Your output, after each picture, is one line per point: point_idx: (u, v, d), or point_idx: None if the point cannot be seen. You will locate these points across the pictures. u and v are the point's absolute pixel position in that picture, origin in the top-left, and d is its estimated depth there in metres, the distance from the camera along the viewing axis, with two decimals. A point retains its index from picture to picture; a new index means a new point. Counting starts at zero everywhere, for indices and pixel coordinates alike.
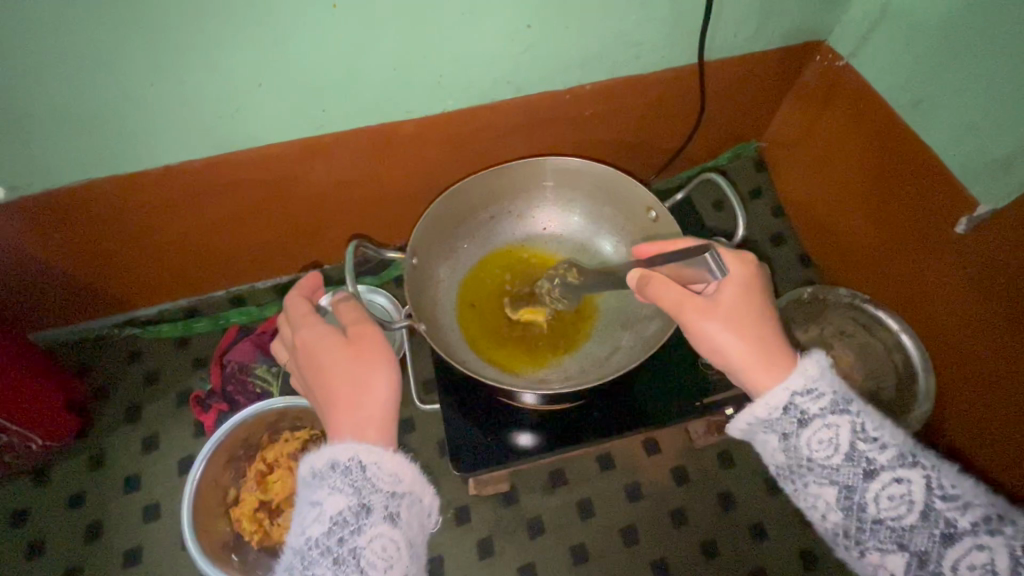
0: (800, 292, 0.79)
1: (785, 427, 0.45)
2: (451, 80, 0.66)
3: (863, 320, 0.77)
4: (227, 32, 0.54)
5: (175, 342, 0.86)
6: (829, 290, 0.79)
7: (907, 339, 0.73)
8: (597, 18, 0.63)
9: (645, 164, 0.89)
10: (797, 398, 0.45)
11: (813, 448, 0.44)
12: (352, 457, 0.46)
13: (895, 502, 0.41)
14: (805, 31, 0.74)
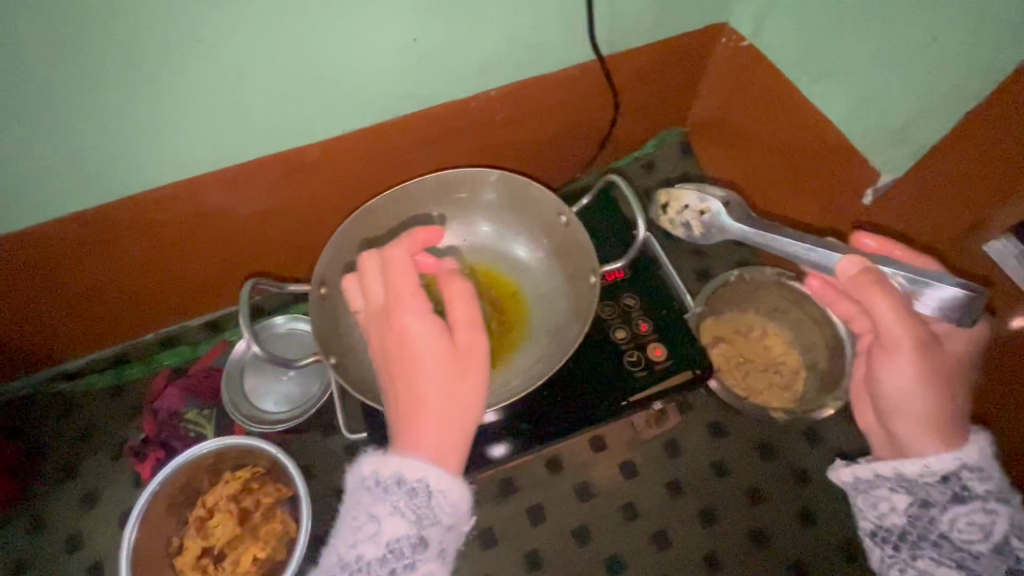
0: (729, 276, 0.81)
1: (936, 495, 0.50)
2: (346, 100, 0.64)
3: (791, 297, 0.79)
4: (92, 75, 0.51)
5: (108, 391, 0.83)
6: (756, 270, 0.81)
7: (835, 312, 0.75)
8: (486, 22, 0.62)
9: (569, 161, 0.88)
10: (965, 471, 0.50)
11: (959, 526, 0.48)
12: (422, 480, 0.44)
13: None
14: (703, 15, 0.73)
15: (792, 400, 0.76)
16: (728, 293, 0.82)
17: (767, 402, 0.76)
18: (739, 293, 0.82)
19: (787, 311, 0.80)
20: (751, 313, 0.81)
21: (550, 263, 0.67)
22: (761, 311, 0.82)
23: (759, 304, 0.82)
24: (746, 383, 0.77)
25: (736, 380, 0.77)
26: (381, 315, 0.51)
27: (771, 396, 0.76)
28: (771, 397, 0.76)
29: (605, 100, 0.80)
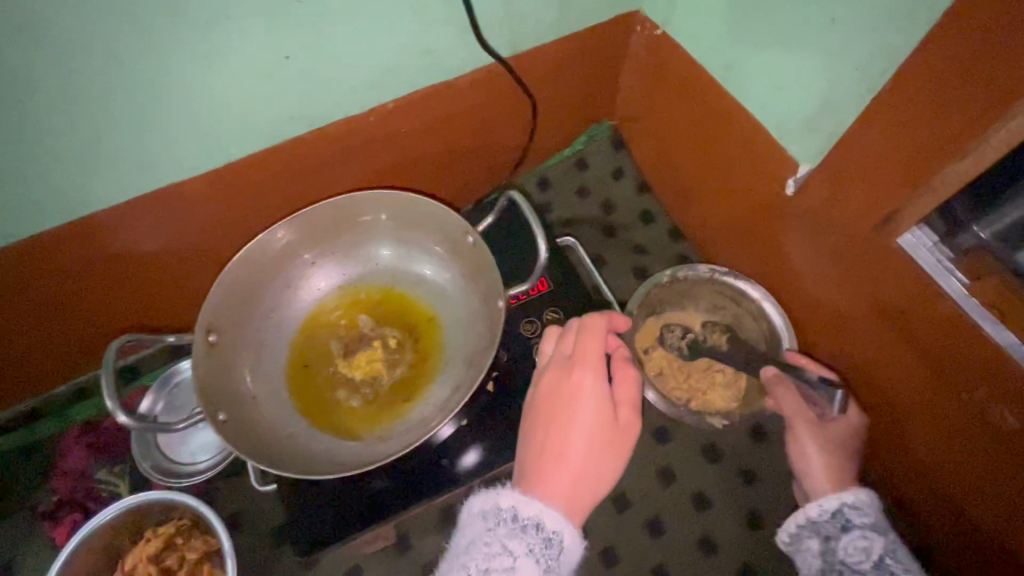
0: (661, 277, 0.76)
1: (829, 529, 0.53)
2: (226, 128, 0.58)
3: (727, 292, 0.75)
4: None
5: (17, 454, 0.75)
6: (689, 267, 0.76)
7: (770, 308, 0.72)
8: (370, 32, 0.56)
9: (492, 166, 0.84)
10: (847, 510, 0.53)
11: (848, 552, 0.50)
12: (558, 533, 0.44)
13: None
14: (611, 6, 0.70)
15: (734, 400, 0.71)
16: (662, 293, 0.77)
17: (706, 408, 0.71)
18: (674, 292, 0.77)
19: (726, 308, 0.76)
20: (688, 311, 0.77)
21: (463, 284, 0.63)
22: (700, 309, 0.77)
23: (695, 301, 0.77)
24: (685, 387, 0.72)
25: (674, 385, 0.72)
26: (562, 365, 0.52)
27: (711, 399, 0.71)
28: (712, 399, 0.71)
29: (519, 100, 0.75)
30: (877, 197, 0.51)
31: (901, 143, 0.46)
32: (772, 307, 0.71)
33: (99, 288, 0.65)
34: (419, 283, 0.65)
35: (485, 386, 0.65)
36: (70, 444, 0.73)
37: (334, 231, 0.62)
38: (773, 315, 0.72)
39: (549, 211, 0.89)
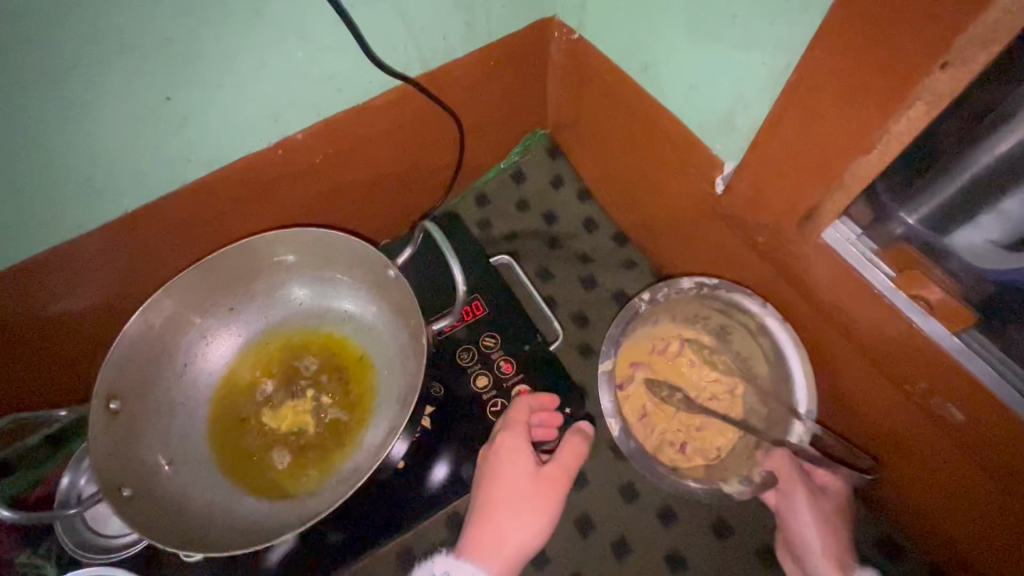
0: (634, 307, 0.65)
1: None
2: (110, 180, 0.54)
3: (720, 305, 0.65)
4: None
5: None
6: (663, 287, 0.66)
7: (771, 323, 0.61)
8: (259, 65, 0.52)
9: (424, 186, 0.81)
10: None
11: None
12: None
13: None
14: (523, 13, 0.67)
15: (741, 463, 0.63)
16: (640, 320, 0.67)
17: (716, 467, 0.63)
18: (655, 313, 0.68)
19: (711, 317, 0.68)
20: (663, 327, 0.69)
21: (392, 317, 0.60)
22: (683, 317, 0.69)
23: (674, 313, 0.69)
24: (677, 437, 0.64)
25: (664, 435, 0.65)
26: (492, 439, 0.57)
27: (709, 442, 0.64)
28: (709, 441, 0.64)
29: (440, 119, 0.73)
30: (799, 192, 0.49)
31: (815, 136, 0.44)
32: (778, 325, 0.60)
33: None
34: (347, 320, 0.62)
35: (422, 420, 0.62)
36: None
37: (244, 277, 0.58)
38: (777, 331, 0.61)
39: (490, 226, 0.87)
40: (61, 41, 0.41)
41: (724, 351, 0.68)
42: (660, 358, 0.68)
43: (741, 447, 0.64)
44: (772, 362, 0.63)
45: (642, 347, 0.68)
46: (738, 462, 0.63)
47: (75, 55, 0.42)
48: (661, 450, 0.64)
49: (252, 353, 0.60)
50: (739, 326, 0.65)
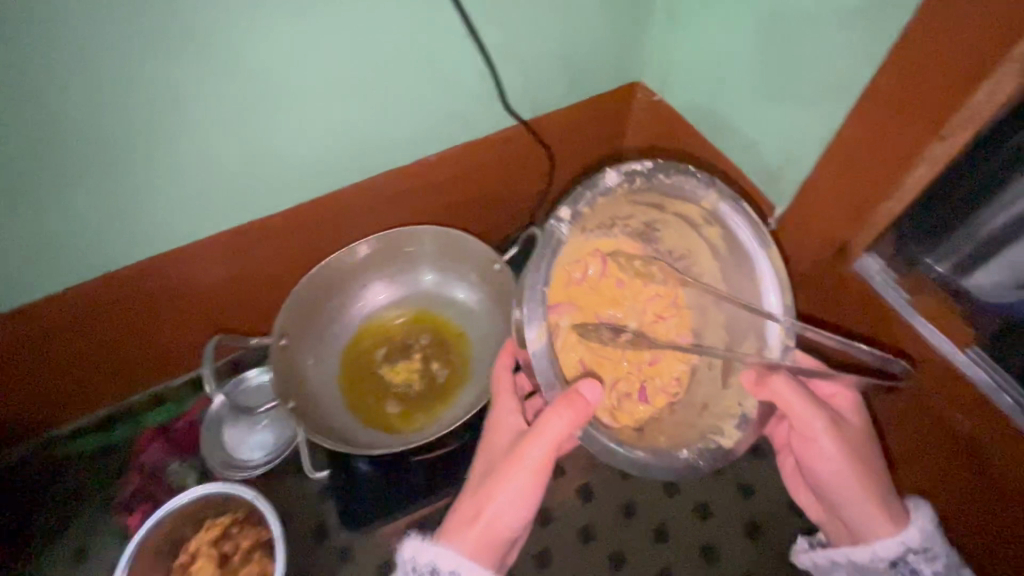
0: (553, 236, 0.55)
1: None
2: (301, 174, 0.73)
3: (657, 194, 0.61)
4: (58, 168, 0.58)
5: (99, 451, 0.88)
6: (581, 195, 0.57)
7: (728, 212, 0.60)
8: (418, 98, 0.71)
9: (515, 214, 0.96)
10: (911, 555, 0.57)
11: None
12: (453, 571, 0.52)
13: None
14: (615, 76, 0.84)
15: (716, 387, 0.63)
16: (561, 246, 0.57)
17: (686, 414, 0.63)
18: (573, 234, 0.58)
19: (632, 219, 0.63)
20: (605, 235, 0.62)
21: (491, 306, 0.75)
22: (617, 222, 0.63)
23: (609, 216, 0.62)
24: (634, 392, 0.61)
25: (618, 394, 0.61)
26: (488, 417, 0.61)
27: (658, 387, 0.63)
28: (658, 376, 0.63)
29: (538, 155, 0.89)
30: None
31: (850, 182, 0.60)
32: (731, 207, 0.60)
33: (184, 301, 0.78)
34: (452, 305, 0.76)
35: None
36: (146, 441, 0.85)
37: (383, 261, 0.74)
38: (730, 216, 0.60)
39: None
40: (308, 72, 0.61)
41: (645, 244, 0.66)
42: (596, 277, 0.62)
43: (698, 365, 0.64)
44: (722, 250, 0.64)
45: (581, 290, 0.61)
46: (731, 398, 0.61)
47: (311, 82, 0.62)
48: (630, 407, 0.60)
49: (382, 325, 0.76)
50: (674, 215, 0.63)
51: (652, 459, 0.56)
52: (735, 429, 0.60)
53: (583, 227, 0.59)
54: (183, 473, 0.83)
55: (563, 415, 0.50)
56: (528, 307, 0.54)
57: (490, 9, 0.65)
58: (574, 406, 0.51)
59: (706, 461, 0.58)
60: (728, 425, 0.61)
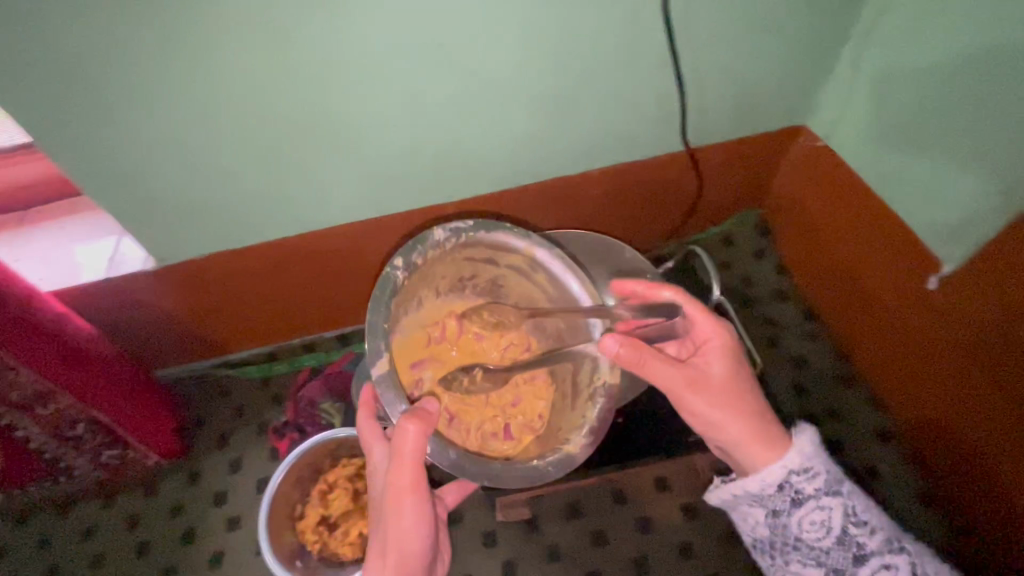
0: (389, 279, 0.62)
1: (779, 505, 0.62)
2: (486, 172, 0.82)
3: (485, 247, 0.67)
4: (314, 144, 0.71)
5: (258, 380, 1.03)
6: (414, 248, 0.63)
7: (539, 257, 0.68)
8: (605, 119, 0.78)
9: (654, 231, 1.02)
10: (794, 476, 0.62)
11: (804, 527, 0.61)
12: None
13: (816, 526, 0.61)
14: (785, 120, 0.88)
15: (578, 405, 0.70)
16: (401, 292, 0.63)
17: (547, 438, 0.71)
18: (411, 279, 0.65)
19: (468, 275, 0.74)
20: (427, 291, 0.72)
21: None
22: (446, 281, 0.73)
23: (438, 274, 0.70)
24: (497, 425, 0.74)
25: (479, 433, 0.72)
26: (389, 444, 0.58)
27: (524, 424, 0.75)
28: (530, 414, 0.76)
29: (691, 183, 0.94)
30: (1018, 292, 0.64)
31: (1021, 310, 0.64)
32: (546, 252, 0.67)
33: (360, 261, 0.92)
34: None
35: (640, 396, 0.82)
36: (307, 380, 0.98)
37: None
38: (548, 260, 0.68)
39: None
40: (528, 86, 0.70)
41: (493, 292, 0.78)
42: (471, 329, 0.77)
43: (556, 399, 0.75)
44: (554, 291, 0.71)
45: (422, 340, 0.75)
46: (576, 414, 0.69)
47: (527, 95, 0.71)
48: (491, 444, 0.72)
49: (417, 334, 0.74)
50: (509, 265, 0.71)
51: (507, 470, 0.61)
52: (580, 437, 0.66)
53: (438, 292, 0.73)
54: (332, 414, 0.96)
55: (409, 428, 0.56)
56: (370, 344, 0.59)
57: (691, 53, 0.71)
58: (416, 419, 0.57)
59: (556, 468, 0.64)
60: (574, 435, 0.67)
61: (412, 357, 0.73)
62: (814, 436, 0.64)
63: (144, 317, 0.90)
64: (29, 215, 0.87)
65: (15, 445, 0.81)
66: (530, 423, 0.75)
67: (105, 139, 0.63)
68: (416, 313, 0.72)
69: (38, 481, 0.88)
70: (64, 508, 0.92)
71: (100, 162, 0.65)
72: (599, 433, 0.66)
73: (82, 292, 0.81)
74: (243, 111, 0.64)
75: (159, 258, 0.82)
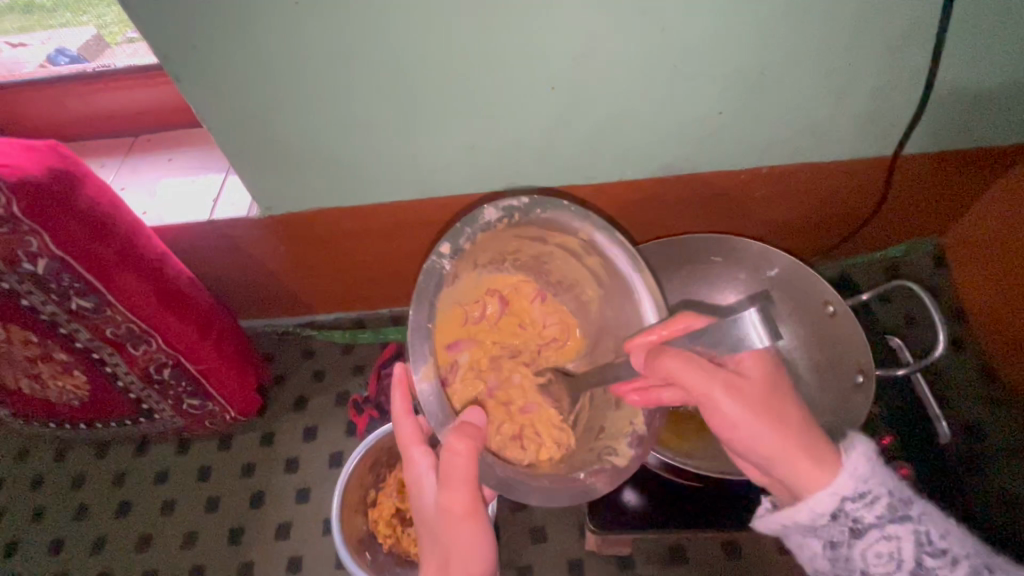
0: (435, 271, 0.49)
1: (836, 535, 0.45)
2: (636, 156, 0.70)
3: (536, 229, 0.53)
4: (455, 99, 0.61)
5: (342, 347, 0.97)
6: (463, 231, 0.51)
7: (604, 242, 0.53)
8: (797, 108, 0.64)
9: (806, 247, 0.87)
10: (847, 504, 0.44)
11: (869, 561, 0.43)
12: None
13: (883, 560, 0.43)
14: (1016, 132, 0.70)
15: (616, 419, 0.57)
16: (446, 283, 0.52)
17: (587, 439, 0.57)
18: (457, 267, 0.53)
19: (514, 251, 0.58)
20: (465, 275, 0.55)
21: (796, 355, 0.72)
22: (486, 260, 0.57)
23: (480, 254, 0.55)
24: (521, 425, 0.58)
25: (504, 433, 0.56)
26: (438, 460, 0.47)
27: (548, 430, 0.57)
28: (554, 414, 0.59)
29: (870, 197, 0.78)
30: None
31: None
32: (606, 238, 0.52)
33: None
34: None
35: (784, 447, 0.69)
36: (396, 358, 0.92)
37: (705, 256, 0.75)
38: (607, 246, 0.53)
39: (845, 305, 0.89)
40: (721, 55, 0.57)
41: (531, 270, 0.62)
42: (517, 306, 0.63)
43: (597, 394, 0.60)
44: (606, 279, 0.57)
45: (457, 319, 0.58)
46: (622, 416, 0.56)
47: (716, 65, 0.58)
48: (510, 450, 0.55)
49: (456, 309, 0.57)
50: (558, 246, 0.57)
51: (556, 487, 0.50)
52: (627, 447, 0.55)
53: (478, 266, 0.56)
54: None
55: (458, 447, 0.45)
56: (412, 343, 0.49)
57: (938, 30, 0.56)
58: (466, 436, 0.45)
59: (603, 483, 0.52)
60: (620, 444, 0.55)
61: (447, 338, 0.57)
62: (872, 449, 0.46)
63: (241, 267, 0.85)
64: (144, 145, 0.83)
65: (103, 380, 0.79)
66: (555, 431, 0.58)
67: (241, 66, 0.56)
68: (458, 286, 0.55)
69: (119, 418, 0.86)
70: (142, 446, 0.91)
71: (230, 90, 0.59)
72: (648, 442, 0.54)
73: (186, 232, 0.77)
74: (389, 50, 0.55)
75: (265, 206, 0.75)
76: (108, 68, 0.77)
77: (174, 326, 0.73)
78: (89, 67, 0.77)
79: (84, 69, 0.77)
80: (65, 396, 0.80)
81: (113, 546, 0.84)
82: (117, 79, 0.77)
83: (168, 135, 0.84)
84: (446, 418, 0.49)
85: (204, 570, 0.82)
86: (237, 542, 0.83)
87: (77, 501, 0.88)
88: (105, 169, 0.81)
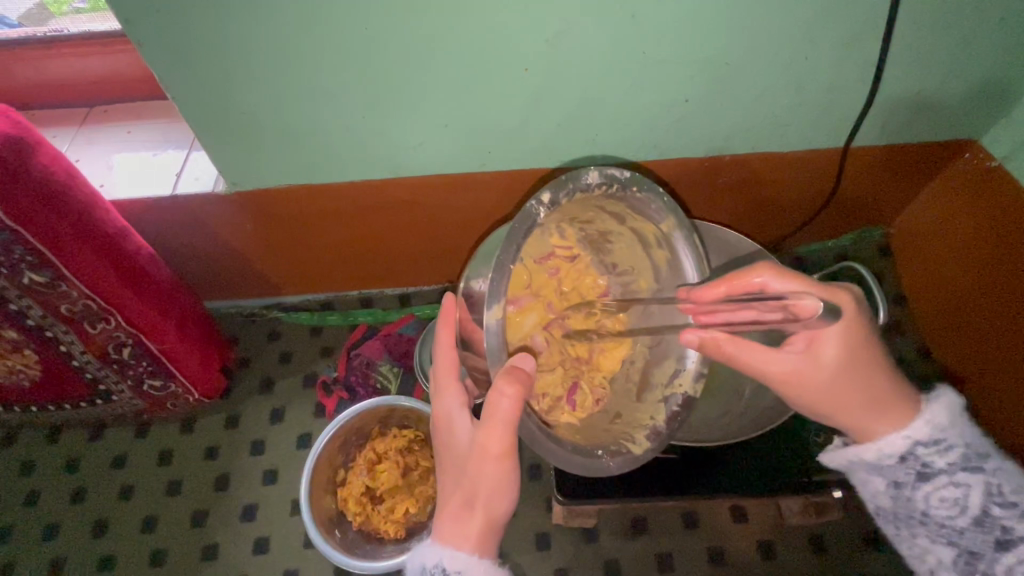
0: (529, 217, 0.48)
1: (902, 476, 0.50)
2: (605, 141, 0.72)
3: (621, 207, 0.53)
4: (429, 74, 0.61)
5: (310, 329, 0.96)
6: (565, 186, 0.49)
7: (680, 241, 0.54)
8: (756, 97, 0.67)
9: (763, 233, 0.92)
10: (920, 449, 0.49)
11: (932, 503, 0.49)
12: None
13: (947, 503, 0.48)
14: (955, 129, 0.75)
15: (631, 404, 0.59)
16: (532, 232, 0.49)
17: (600, 420, 0.58)
18: (548, 219, 0.51)
19: (589, 224, 0.58)
20: (535, 237, 0.52)
21: None
22: (562, 226, 0.56)
23: (564, 215, 0.53)
24: (565, 385, 0.58)
25: (548, 395, 0.56)
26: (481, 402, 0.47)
27: (590, 389, 0.59)
28: (598, 373, 0.61)
29: (823, 188, 0.83)
30: None
31: None
32: (684, 239, 0.54)
33: (463, 230, 0.86)
34: None
35: (734, 412, 0.72)
36: (368, 339, 0.92)
37: None
38: (680, 244, 0.54)
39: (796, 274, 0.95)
40: (684, 43, 0.60)
41: (597, 261, 0.63)
42: (581, 299, 0.62)
43: (618, 378, 0.62)
44: (666, 271, 0.58)
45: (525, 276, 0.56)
46: (643, 410, 0.57)
47: (680, 53, 0.61)
48: (552, 411, 0.55)
49: (522, 268, 0.54)
50: (629, 230, 0.57)
51: (574, 454, 0.50)
52: (644, 439, 0.55)
53: (553, 228, 0.55)
54: (387, 379, 0.89)
55: (507, 390, 0.44)
56: (493, 281, 0.46)
57: (883, 28, 0.60)
58: (516, 380, 0.45)
59: (616, 465, 0.52)
60: (638, 434, 0.55)
61: (516, 293, 0.55)
62: (956, 406, 0.51)
63: (204, 245, 0.83)
64: (98, 116, 0.79)
65: (57, 360, 0.75)
66: (595, 387, 0.60)
67: (209, 34, 0.55)
68: (532, 241, 0.53)
69: (74, 400, 0.83)
70: (97, 431, 0.88)
71: (198, 60, 0.58)
72: (665, 440, 0.55)
73: (147, 208, 0.74)
74: (363, 23, 0.55)
75: (231, 180, 0.73)
76: (61, 33, 0.73)
77: (137, 305, 0.71)
78: (38, 32, 0.74)
79: (32, 34, 0.73)
80: (15, 377, 0.77)
81: (67, 533, 0.81)
82: (69, 45, 0.74)
83: (125, 106, 0.80)
84: (497, 335, 0.47)
85: (166, 553, 0.80)
86: (200, 525, 0.82)
87: (26, 489, 0.84)
88: (56, 139, 0.77)
